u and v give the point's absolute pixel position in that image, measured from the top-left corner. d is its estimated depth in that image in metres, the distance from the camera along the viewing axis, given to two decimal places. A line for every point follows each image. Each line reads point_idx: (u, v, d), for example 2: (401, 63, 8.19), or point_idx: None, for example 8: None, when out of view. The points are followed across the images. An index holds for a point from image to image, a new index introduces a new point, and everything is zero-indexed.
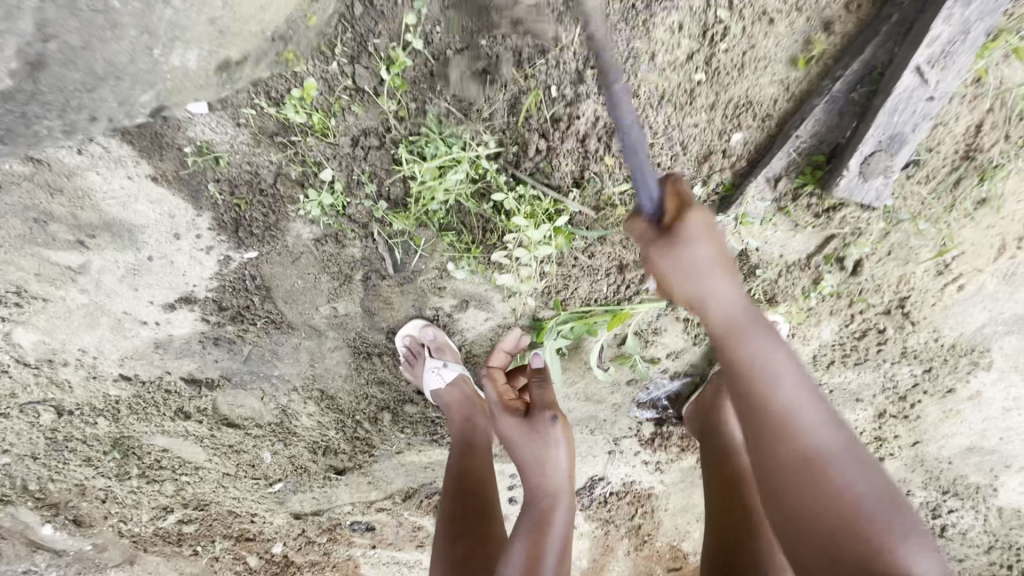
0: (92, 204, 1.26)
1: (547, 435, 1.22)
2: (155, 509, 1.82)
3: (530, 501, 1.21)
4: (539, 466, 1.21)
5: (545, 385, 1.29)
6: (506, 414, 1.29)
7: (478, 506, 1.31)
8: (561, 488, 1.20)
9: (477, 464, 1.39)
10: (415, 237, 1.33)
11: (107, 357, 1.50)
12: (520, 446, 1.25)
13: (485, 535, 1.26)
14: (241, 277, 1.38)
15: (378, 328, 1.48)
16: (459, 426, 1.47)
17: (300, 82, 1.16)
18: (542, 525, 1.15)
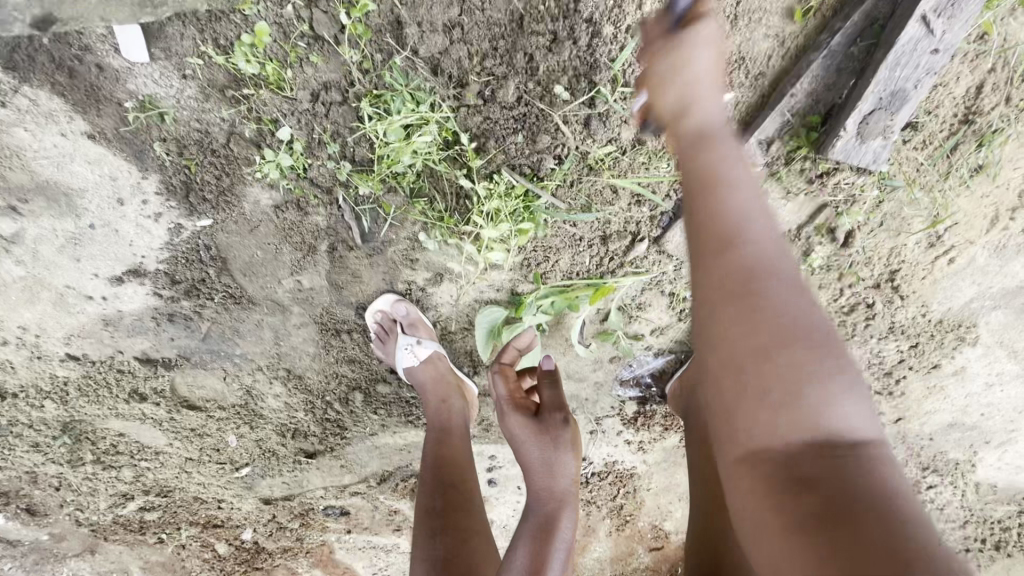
0: (22, 164, 1.14)
1: (560, 439, 1.25)
2: (114, 496, 1.71)
3: (534, 502, 1.22)
4: (550, 468, 1.23)
5: (556, 387, 1.31)
6: (516, 412, 1.29)
7: (463, 497, 1.24)
8: (568, 492, 1.22)
9: (460, 454, 1.32)
10: (384, 204, 1.24)
11: (51, 335, 1.39)
12: (529, 447, 1.25)
13: (476, 530, 1.20)
14: (194, 247, 1.26)
15: (346, 303, 1.39)
16: (436, 410, 1.39)
17: (252, 27, 1.05)
18: (548, 528, 1.17)
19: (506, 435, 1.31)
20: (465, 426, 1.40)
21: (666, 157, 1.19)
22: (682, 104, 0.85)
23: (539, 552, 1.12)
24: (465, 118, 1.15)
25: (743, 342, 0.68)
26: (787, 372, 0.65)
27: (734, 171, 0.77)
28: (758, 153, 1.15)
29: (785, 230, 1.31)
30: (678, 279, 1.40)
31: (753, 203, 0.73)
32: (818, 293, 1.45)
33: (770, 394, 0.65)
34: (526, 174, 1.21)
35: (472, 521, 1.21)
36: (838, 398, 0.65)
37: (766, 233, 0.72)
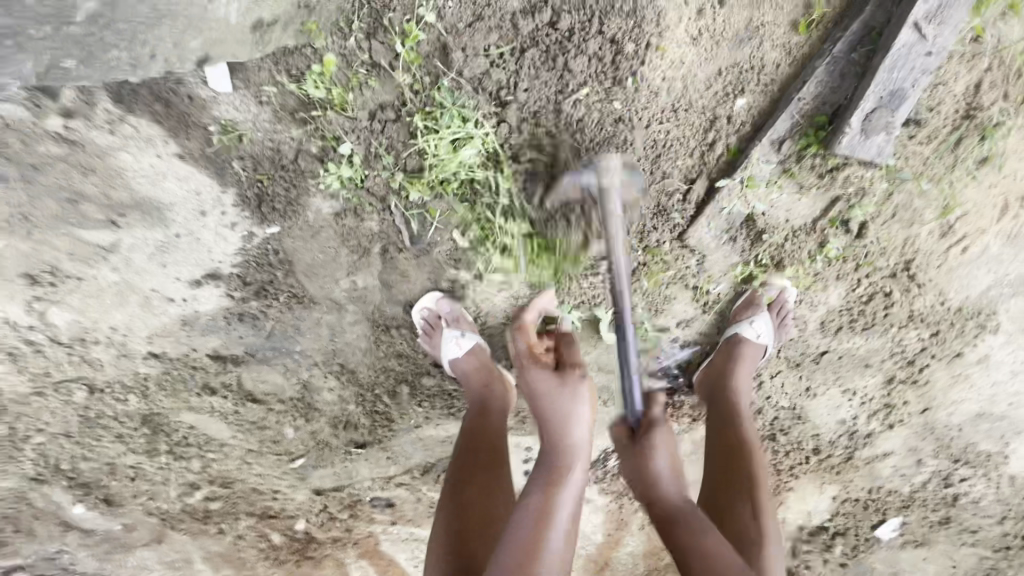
0: (123, 183, 1.32)
1: (575, 391, 1.18)
2: (183, 486, 1.86)
3: (550, 454, 1.17)
4: (566, 420, 1.17)
5: (574, 343, 1.27)
6: (533, 364, 1.24)
7: (489, 458, 1.36)
8: (579, 444, 1.17)
9: (494, 424, 1.43)
10: (431, 209, 1.38)
11: (137, 334, 1.57)
12: (544, 398, 1.19)
13: (495, 486, 1.30)
14: (264, 252, 1.42)
15: (396, 301, 1.53)
16: (478, 384, 1.51)
17: (320, 58, 1.22)
18: (556, 481, 1.13)
19: (524, 389, 1.24)
20: (504, 393, 1.52)
21: (685, 159, 1.32)
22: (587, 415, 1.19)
23: (547, 502, 1.09)
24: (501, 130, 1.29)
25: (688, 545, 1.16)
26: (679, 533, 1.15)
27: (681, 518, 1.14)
28: (771, 151, 1.26)
29: (801, 224, 1.40)
30: (701, 274, 1.50)
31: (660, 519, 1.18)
32: (837, 284, 1.54)
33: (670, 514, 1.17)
34: (557, 178, 1.33)
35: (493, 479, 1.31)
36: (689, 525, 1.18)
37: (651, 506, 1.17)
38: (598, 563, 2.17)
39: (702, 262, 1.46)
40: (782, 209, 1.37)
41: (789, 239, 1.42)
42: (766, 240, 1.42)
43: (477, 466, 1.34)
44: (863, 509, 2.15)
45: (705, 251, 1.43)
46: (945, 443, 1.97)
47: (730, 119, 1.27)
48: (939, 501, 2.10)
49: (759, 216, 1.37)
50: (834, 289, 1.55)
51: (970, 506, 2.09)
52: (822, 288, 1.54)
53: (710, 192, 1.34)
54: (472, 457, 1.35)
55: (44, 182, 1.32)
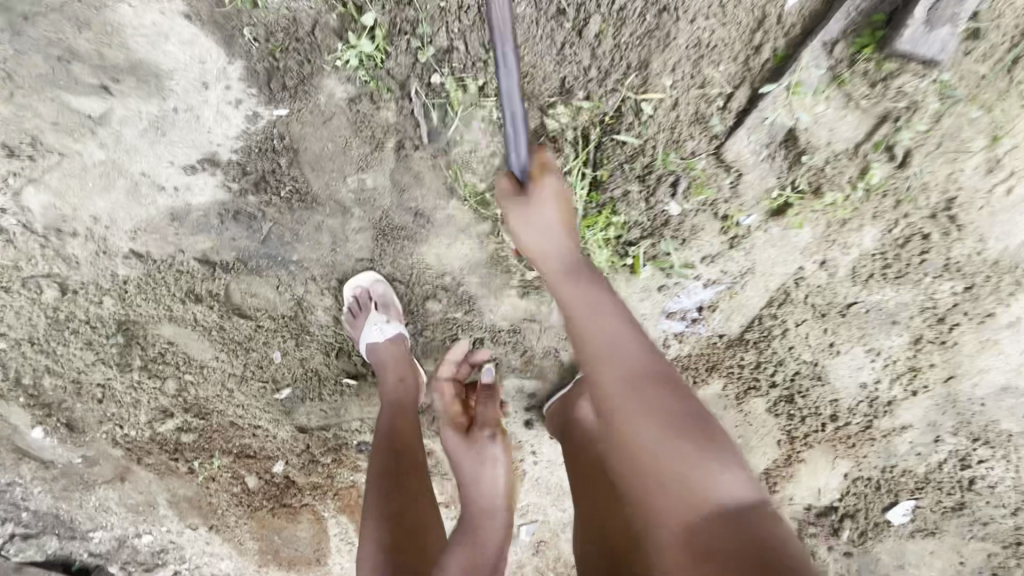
0: (120, 41, 1.20)
1: (486, 455, 1.37)
2: (154, 411, 1.71)
3: (469, 511, 1.31)
4: (479, 483, 1.34)
5: (490, 402, 1.46)
6: (450, 427, 1.44)
7: (412, 466, 1.34)
8: (497, 507, 1.32)
9: (410, 429, 1.43)
10: (454, 101, 1.28)
11: (120, 228, 1.44)
12: (460, 462, 1.38)
13: (420, 489, 1.31)
14: (268, 137, 1.31)
15: (406, 209, 1.42)
16: (391, 385, 1.52)
17: None
18: (478, 539, 1.23)
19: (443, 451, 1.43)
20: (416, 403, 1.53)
21: (730, 61, 1.24)
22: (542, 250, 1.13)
23: (477, 553, 1.20)
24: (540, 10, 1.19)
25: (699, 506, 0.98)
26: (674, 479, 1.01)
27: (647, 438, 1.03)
28: (822, 54, 1.19)
29: (843, 147, 1.32)
30: (733, 200, 1.41)
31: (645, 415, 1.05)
32: (872, 225, 1.46)
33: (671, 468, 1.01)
34: (592, 75, 1.24)
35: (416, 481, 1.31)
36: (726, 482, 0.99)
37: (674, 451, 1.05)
38: None
39: (736, 185, 1.37)
40: (826, 127, 1.29)
41: (829, 163, 1.34)
42: (805, 163, 1.33)
43: (401, 479, 1.30)
44: (874, 490, 2.04)
45: (741, 169, 1.34)
46: (965, 419, 1.88)
47: (781, 19, 1.20)
48: (954, 485, 1.99)
49: (801, 133, 1.29)
50: (869, 230, 1.47)
51: (986, 492, 1.98)
52: (856, 228, 1.46)
53: (753, 101, 1.25)
54: (392, 466, 1.32)
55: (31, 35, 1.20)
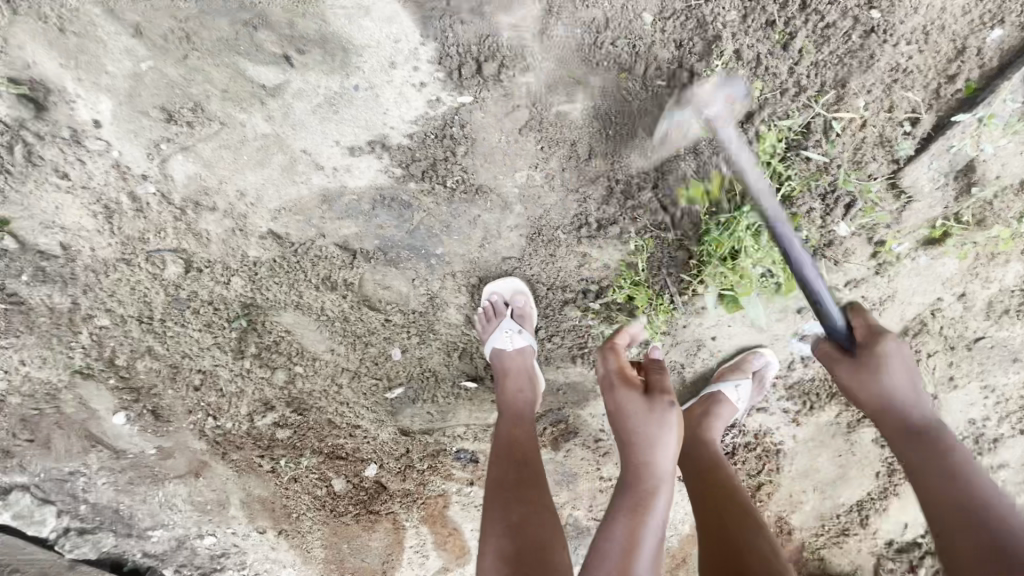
0: (316, 12, 1.15)
1: (665, 416, 1.19)
2: (256, 403, 1.62)
3: (630, 478, 1.15)
4: (646, 446, 1.16)
5: (664, 373, 1.31)
6: (623, 387, 1.28)
7: (534, 473, 1.18)
8: (666, 474, 1.15)
9: (523, 436, 1.29)
10: (639, 104, 1.27)
11: (263, 206, 1.36)
12: (633, 419, 1.21)
13: (542, 501, 1.13)
14: (445, 124, 1.27)
15: (567, 209, 1.38)
16: (508, 396, 1.42)
17: None
18: (644, 506, 1.11)
19: (610, 407, 1.28)
20: (534, 411, 1.41)
21: (921, 89, 1.25)
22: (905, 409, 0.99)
23: (632, 530, 1.07)
24: (740, 26, 1.20)
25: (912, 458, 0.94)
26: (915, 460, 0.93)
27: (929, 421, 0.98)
28: (1022, 88, 1.23)
29: (1010, 182, 1.34)
30: (893, 226, 1.41)
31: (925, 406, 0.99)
32: (1019, 260, 1.48)
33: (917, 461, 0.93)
34: (784, 91, 1.25)
35: (536, 493, 1.14)
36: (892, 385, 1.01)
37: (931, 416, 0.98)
38: (676, 557, 2.02)
39: (903, 211, 1.38)
40: (1000, 159, 1.31)
41: (996, 196, 1.36)
42: (974, 194, 1.35)
43: (528, 487, 1.14)
44: None
45: (912, 196, 1.36)
46: None
47: (979, 53, 1.22)
48: None
49: (977, 164, 1.31)
50: (1014, 266, 1.49)
51: None
52: (1002, 262, 1.48)
53: (941, 128, 1.28)
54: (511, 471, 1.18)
55: None
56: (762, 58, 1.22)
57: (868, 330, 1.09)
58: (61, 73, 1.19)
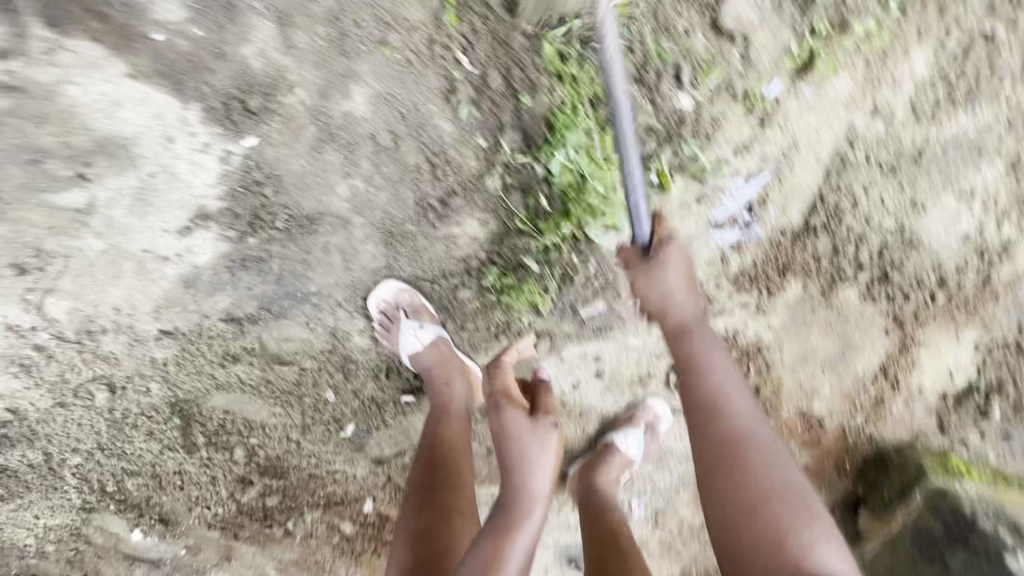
0: (80, 124, 1.18)
1: (546, 440, 1.23)
2: (233, 483, 1.70)
3: (509, 499, 1.20)
4: (526, 471, 1.20)
5: (550, 393, 1.34)
6: (512, 405, 1.27)
7: (451, 479, 1.23)
8: (538, 498, 1.20)
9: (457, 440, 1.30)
10: (414, 69, 1.20)
11: (142, 312, 1.42)
12: (515, 441, 1.23)
13: (454, 515, 1.18)
14: (246, 172, 1.26)
15: (405, 200, 1.32)
16: (437, 393, 1.39)
17: None
18: (512, 527, 1.15)
19: (494, 427, 1.27)
20: (466, 407, 1.39)
21: None
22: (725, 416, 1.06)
23: (498, 547, 1.11)
24: None
25: (752, 483, 1.00)
26: (752, 503, 0.99)
27: (790, 479, 1.02)
28: None
29: None
30: (749, 68, 1.27)
31: (790, 474, 1.03)
32: (920, 44, 1.27)
33: (737, 478, 1.01)
34: None
35: (451, 506, 1.19)
36: (773, 460, 1.03)
37: (790, 477, 1.02)
38: None
39: (747, 48, 1.25)
40: None
41: None
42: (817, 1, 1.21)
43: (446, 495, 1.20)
44: (1017, 355, 1.72)
45: (748, 33, 1.24)
46: None
47: None
48: None
49: None
50: (918, 54, 1.28)
51: None
52: (900, 55, 1.27)
53: None
54: (428, 476, 1.23)
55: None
56: None
57: (685, 336, 1.13)
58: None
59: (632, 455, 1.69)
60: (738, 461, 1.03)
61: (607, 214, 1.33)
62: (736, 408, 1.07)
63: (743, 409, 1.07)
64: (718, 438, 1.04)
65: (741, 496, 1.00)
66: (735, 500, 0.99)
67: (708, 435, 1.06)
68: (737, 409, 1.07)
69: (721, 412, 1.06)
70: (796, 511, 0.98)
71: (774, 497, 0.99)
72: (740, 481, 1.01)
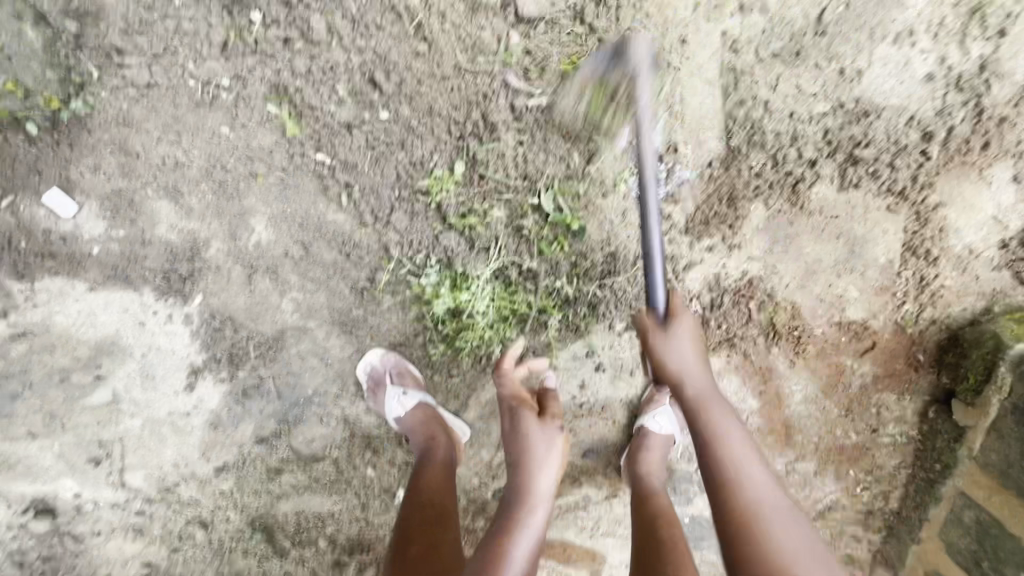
0: (79, 340, 1.43)
1: (552, 438, 1.29)
2: (332, 570, 1.70)
3: (511, 496, 1.23)
4: (530, 466, 1.25)
5: (556, 397, 1.40)
6: (520, 410, 1.33)
7: (438, 516, 1.21)
8: (545, 494, 1.23)
9: (443, 483, 1.31)
10: (293, 181, 1.33)
11: (195, 460, 1.58)
12: (522, 440, 1.28)
13: (443, 546, 1.15)
14: (207, 322, 1.44)
15: (341, 291, 1.43)
16: (423, 446, 1.41)
17: (118, 131, 1.28)
18: (517, 524, 1.16)
19: (506, 430, 1.34)
20: (449, 458, 1.39)
21: None
22: (753, 503, 1.00)
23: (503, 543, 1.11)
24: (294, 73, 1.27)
25: (741, 497, 1.00)
26: (793, 544, 0.94)
27: (780, 527, 0.97)
28: None
29: None
30: (593, 36, 1.27)
31: (762, 494, 1.01)
32: None
33: (752, 541, 0.95)
34: (372, 63, 1.26)
35: (442, 537, 1.17)
36: (809, 565, 0.91)
37: (765, 479, 1.04)
38: (778, 436, 1.70)
39: (568, 23, 1.27)
40: None
41: None
42: None
43: (423, 531, 1.17)
44: None
45: (555, 14, 1.26)
46: None
47: None
48: None
49: None
50: None
51: None
52: None
53: None
54: (413, 518, 1.20)
55: (36, 378, 1.47)
56: (327, 70, 1.27)
57: (657, 329, 1.16)
58: (35, 485, 1.55)
59: (672, 434, 1.55)
60: (746, 534, 0.96)
61: (519, 230, 1.38)
62: (717, 412, 1.11)
63: (722, 436, 1.08)
64: (727, 513, 1.00)
65: (746, 515, 0.98)
66: (778, 503, 1.00)
67: (737, 537, 0.97)
68: (756, 494, 1.01)
69: (739, 483, 1.02)
70: (753, 520, 0.97)
71: (757, 512, 0.98)
72: (762, 533, 0.96)
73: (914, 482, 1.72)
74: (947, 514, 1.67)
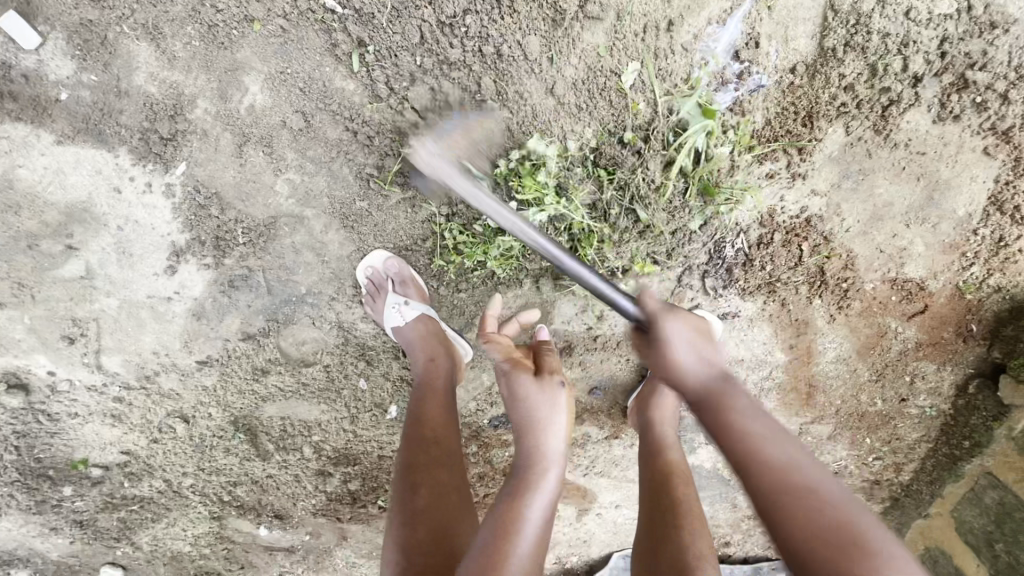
0: (45, 201, 1.27)
1: (553, 398, 1.13)
2: (315, 477, 1.63)
3: (518, 463, 1.08)
4: (539, 429, 1.10)
5: (552, 352, 1.26)
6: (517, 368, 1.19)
7: (443, 457, 1.10)
8: (553, 458, 1.08)
9: (442, 417, 1.17)
10: (299, 38, 1.18)
11: (176, 350, 1.45)
12: (519, 402, 1.14)
13: (450, 487, 1.07)
14: (191, 196, 1.28)
15: (342, 177, 1.28)
16: (422, 366, 1.29)
17: None
18: (528, 491, 1.02)
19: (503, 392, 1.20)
20: (449, 382, 1.27)
21: None
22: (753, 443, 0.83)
23: (513, 511, 0.98)
24: None
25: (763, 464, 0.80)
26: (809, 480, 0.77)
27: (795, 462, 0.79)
28: None
29: None
30: None
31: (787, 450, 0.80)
32: None
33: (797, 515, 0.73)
34: None
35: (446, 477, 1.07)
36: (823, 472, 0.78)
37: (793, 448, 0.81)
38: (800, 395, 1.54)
39: None
40: None
41: None
42: None
43: (429, 476, 1.07)
44: None
45: None
46: None
47: None
48: None
49: None
50: None
51: None
52: None
53: None
54: (416, 454, 1.10)
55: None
56: None
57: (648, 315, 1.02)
58: (4, 358, 1.40)
59: None
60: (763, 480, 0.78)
61: (551, 121, 1.22)
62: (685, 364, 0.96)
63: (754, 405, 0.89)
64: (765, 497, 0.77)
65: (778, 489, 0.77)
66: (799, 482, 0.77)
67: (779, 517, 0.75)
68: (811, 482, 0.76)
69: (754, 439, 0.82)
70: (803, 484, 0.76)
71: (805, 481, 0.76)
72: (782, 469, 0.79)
73: (934, 456, 1.60)
74: (966, 491, 1.57)
